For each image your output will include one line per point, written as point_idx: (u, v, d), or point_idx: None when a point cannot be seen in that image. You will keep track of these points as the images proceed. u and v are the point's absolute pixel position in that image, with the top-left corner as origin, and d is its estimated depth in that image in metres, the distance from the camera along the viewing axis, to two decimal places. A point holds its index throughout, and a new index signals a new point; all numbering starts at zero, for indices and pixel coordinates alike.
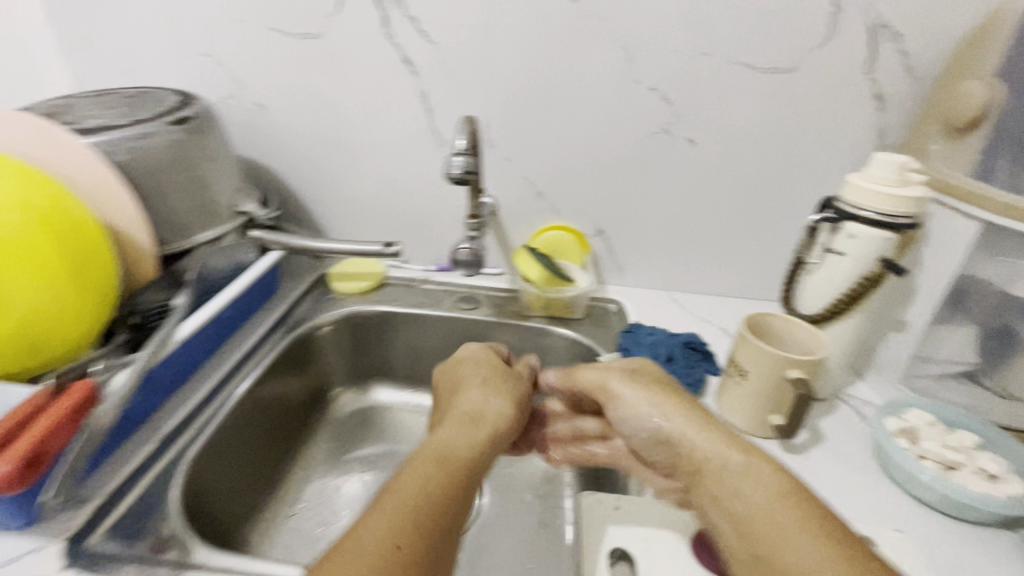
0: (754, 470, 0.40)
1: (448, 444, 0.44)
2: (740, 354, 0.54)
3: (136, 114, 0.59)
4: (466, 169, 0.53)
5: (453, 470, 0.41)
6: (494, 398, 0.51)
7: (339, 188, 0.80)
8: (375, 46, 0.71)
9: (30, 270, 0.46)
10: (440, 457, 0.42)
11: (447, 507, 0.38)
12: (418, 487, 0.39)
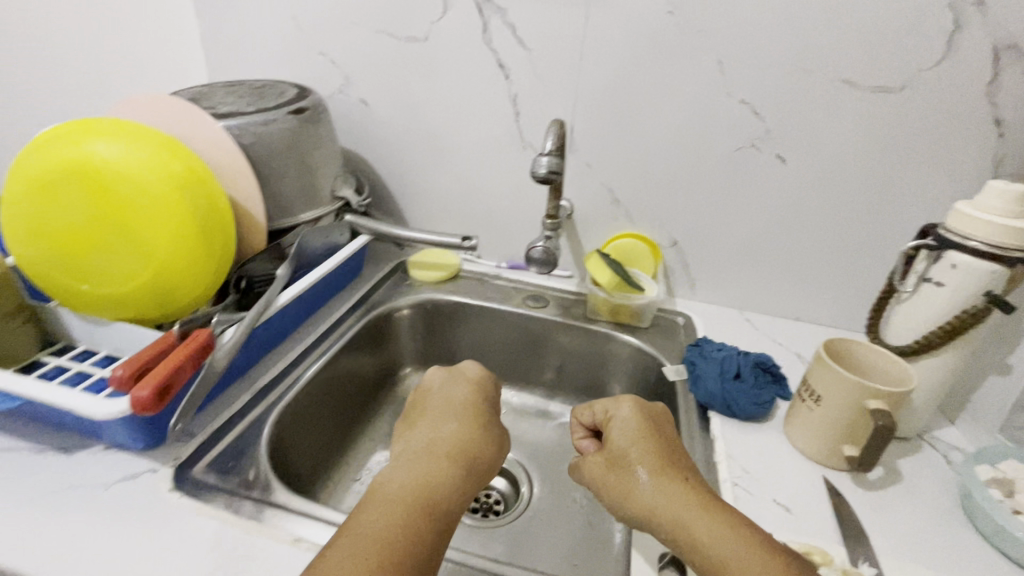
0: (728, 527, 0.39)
1: (428, 477, 0.42)
2: (812, 376, 0.53)
3: (262, 103, 0.66)
4: (552, 169, 0.54)
5: (431, 513, 0.40)
6: (473, 430, 0.48)
7: (425, 182, 0.86)
8: (472, 50, 0.75)
9: (162, 239, 0.54)
10: (416, 494, 0.41)
11: (417, 548, 0.37)
12: (370, 530, 0.38)
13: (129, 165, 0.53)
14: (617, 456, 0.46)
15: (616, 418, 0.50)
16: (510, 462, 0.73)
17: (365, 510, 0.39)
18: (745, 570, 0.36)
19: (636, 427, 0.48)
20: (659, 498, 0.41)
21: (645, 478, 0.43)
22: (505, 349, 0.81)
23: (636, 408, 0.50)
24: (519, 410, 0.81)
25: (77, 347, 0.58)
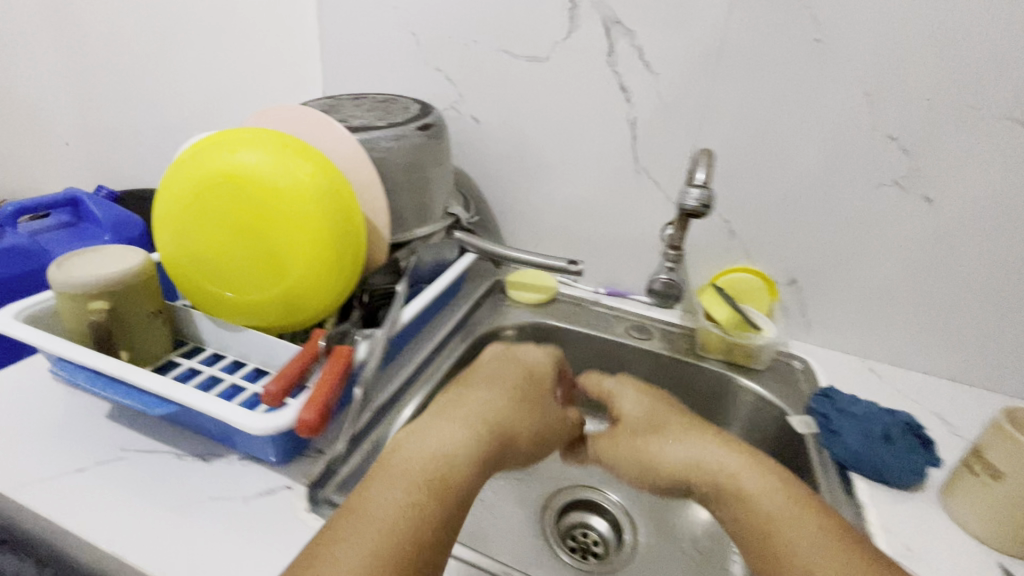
0: (765, 470, 0.49)
1: (444, 443, 0.44)
2: (989, 448, 0.48)
3: (390, 118, 0.66)
4: (703, 203, 0.51)
5: (441, 477, 0.42)
6: (539, 408, 0.54)
7: (529, 202, 0.84)
8: (594, 72, 0.73)
9: (298, 249, 0.55)
10: (428, 463, 0.42)
11: (441, 508, 0.40)
12: (377, 508, 0.39)
13: (262, 176, 0.53)
14: (641, 432, 0.56)
15: (626, 400, 0.60)
16: (608, 501, 0.70)
17: (393, 475, 0.41)
18: (774, 522, 0.45)
19: (659, 408, 0.58)
20: (688, 459, 0.51)
21: (672, 446, 0.53)
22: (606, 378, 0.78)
23: (642, 391, 0.60)
24: None
25: (206, 352, 0.59)
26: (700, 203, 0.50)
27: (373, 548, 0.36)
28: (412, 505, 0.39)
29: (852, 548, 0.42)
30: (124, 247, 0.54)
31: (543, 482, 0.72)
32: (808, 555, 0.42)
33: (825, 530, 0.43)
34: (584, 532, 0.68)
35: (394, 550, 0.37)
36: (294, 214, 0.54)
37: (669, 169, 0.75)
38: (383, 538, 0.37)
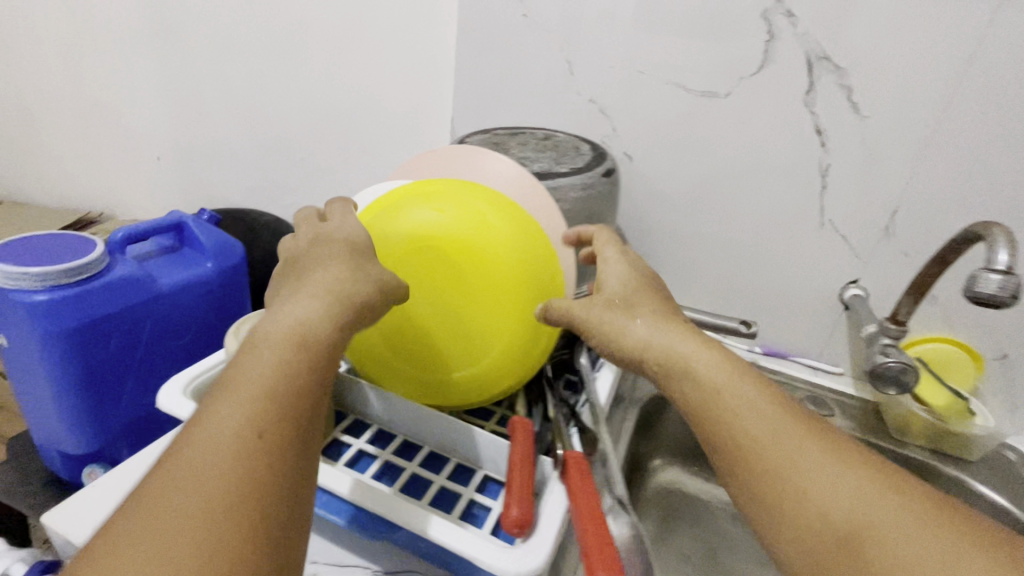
0: (815, 431, 0.36)
1: (302, 317, 0.37)
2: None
3: (568, 162, 0.59)
4: (1006, 291, 0.42)
5: (305, 349, 0.36)
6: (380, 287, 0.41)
7: (681, 249, 0.77)
8: (785, 110, 0.65)
9: (481, 307, 0.47)
10: (293, 332, 0.36)
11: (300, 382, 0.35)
12: (246, 382, 0.34)
13: (437, 224, 0.47)
14: (621, 310, 0.45)
15: (611, 281, 0.48)
16: None
17: (258, 347, 0.36)
18: (745, 418, 0.37)
19: (648, 286, 0.48)
20: (659, 331, 0.43)
21: (641, 325, 0.44)
22: None
23: (633, 270, 0.49)
24: None
25: (371, 428, 0.53)
26: (1004, 291, 0.42)
27: (243, 421, 0.32)
28: (266, 379, 0.34)
29: (890, 483, 0.33)
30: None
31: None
32: (823, 481, 0.33)
33: (822, 440, 0.35)
34: None
35: (249, 433, 0.32)
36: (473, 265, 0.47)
37: (862, 223, 0.66)
38: (260, 405, 0.33)
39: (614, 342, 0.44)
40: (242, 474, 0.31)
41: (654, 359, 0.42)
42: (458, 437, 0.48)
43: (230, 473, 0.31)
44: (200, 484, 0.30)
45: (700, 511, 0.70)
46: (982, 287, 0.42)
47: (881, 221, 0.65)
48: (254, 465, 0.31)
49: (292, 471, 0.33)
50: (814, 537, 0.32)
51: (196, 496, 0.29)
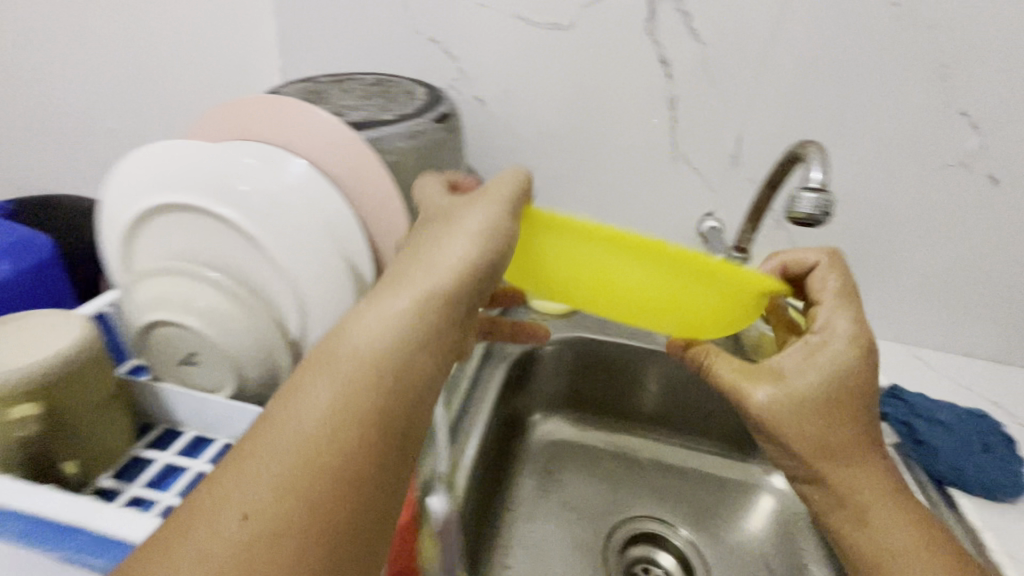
0: (879, 482, 0.43)
1: (393, 338, 0.34)
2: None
3: (395, 109, 0.52)
4: (822, 210, 0.42)
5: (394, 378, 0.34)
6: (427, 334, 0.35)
7: (547, 196, 0.75)
8: (630, 42, 0.62)
9: (630, 301, 0.42)
10: (375, 359, 0.34)
11: (388, 403, 0.34)
12: (300, 421, 0.32)
13: (645, 287, 0.40)
14: (466, 276, 0.36)
15: (445, 247, 0.37)
16: (661, 525, 0.64)
17: (313, 384, 0.33)
18: (824, 441, 0.42)
19: (495, 218, 0.37)
20: (473, 273, 0.36)
21: (459, 245, 0.37)
22: (646, 394, 0.71)
23: (499, 209, 0.37)
24: (659, 464, 0.70)
25: (185, 436, 0.45)
26: (819, 210, 0.42)
27: (260, 494, 0.30)
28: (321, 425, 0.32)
29: (930, 536, 0.42)
30: (42, 313, 0.40)
31: (593, 518, 0.64)
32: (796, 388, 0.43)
33: (832, 395, 0.42)
34: (648, 568, 0.62)
35: (339, 450, 0.32)
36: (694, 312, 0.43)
37: (713, 154, 0.66)
38: (279, 477, 0.30)
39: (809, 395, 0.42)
40: (260, 547, 0.29)
41: (805, 371, 0.43)
42: None
43: (268, 543, 0.29)
44: (214, 562, 0.28)
45: (584, 456, 0.71)
46: (800, 207, 0.42)
47: (730, 150, 0.66)
48: (351, 466, 0.32)
49: (344, 525, 0.31)
50: (825, 500, 0.44)
51: (209, 564, 0.28)
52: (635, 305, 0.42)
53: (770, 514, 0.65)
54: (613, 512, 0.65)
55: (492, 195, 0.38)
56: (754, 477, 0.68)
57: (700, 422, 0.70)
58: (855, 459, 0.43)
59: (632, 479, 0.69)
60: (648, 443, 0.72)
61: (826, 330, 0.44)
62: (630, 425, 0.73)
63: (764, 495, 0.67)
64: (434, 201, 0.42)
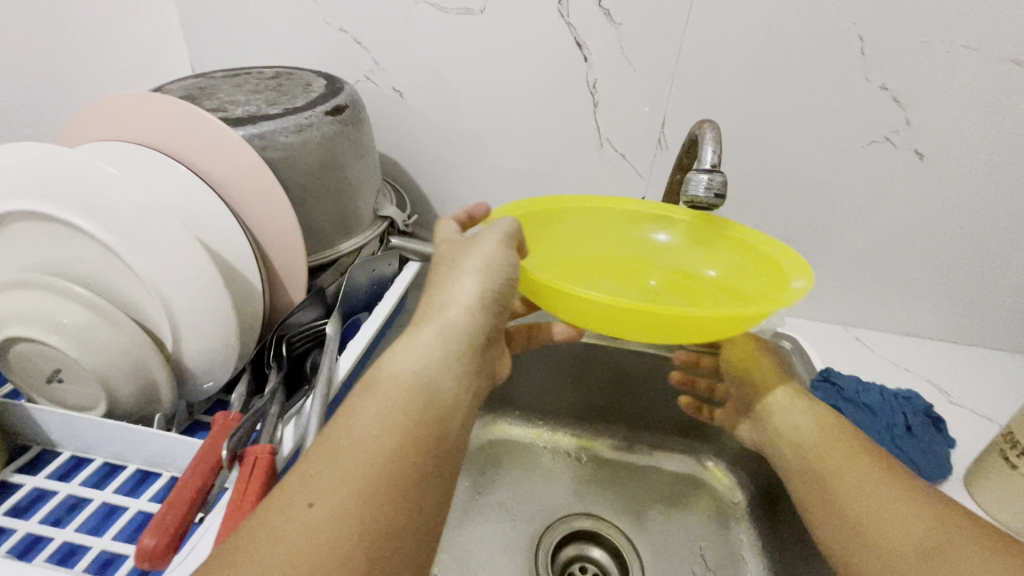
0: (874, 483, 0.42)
1: (428, 367, 0.39)
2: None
3: (285, 102, 0.49)
4: (714, 191, 0.40)
5: (424, 399, 0.37)
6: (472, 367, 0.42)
7: (478, 189, 0.73)
8: (543, 26, 0.60)
9: (645, 320, 0.41)
10: (416, 385, 0.38)
11: (427, 416, 0.37)
12: (360, 425, 0.34)
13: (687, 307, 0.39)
14: (478, 311, 0.43)
15: (457, 288, 0.44)
16: (598, 523, 0.63)
17: (369, 398, 0.36)
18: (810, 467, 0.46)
19: (501, 259, 0.45)
20: (486, 306, 0.44)
21: (468, 286, 0.43)
22: (588, 387, 0.70)
23: (505, 246, 0.45)
24: (600, 458, 0.69)
25: (61, 456, 0.43)
26: (710, 191, 0.40)
27: (336, 485, 0.31)
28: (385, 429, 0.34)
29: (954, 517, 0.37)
30: None
31: (529, 518, 0.63)
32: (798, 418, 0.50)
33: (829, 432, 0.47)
34: (583, 566, 0.60)
35: (398, 452, 0.34)
36: (775, 283, 0.47)
37: (637, 140, 0.65)
38: (353, 470, 0.32)
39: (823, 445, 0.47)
40: (339, 535, 0.29)
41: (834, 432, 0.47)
42: (160, 447, 0.41)
43: (353, 535, 0.30)
44: (288, 548, 0.28)
45: (524, 454, 0.69)
46: (692, 189, 0.40)
47: (655, 135, 0.64)
48: (411, 469, 0.34)
49: (394, 522, 0.32)
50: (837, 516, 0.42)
51: (286, 554, 0.28)
52: (622, 320, 0.42)
53: (707, 506, 0.64)
54: (548, 508, 0.64)
55: (498, 232, 0.46)
56: (695, 469, 0.68)
57: (645, 414, 0.70)
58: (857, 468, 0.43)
59: (572, 476, 0.67)
60: (590, 438, 0.71)
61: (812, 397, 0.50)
62: (572, 420, 0.72)
63: (703, 487, 0.66)
64: (452, 241, 0.49)
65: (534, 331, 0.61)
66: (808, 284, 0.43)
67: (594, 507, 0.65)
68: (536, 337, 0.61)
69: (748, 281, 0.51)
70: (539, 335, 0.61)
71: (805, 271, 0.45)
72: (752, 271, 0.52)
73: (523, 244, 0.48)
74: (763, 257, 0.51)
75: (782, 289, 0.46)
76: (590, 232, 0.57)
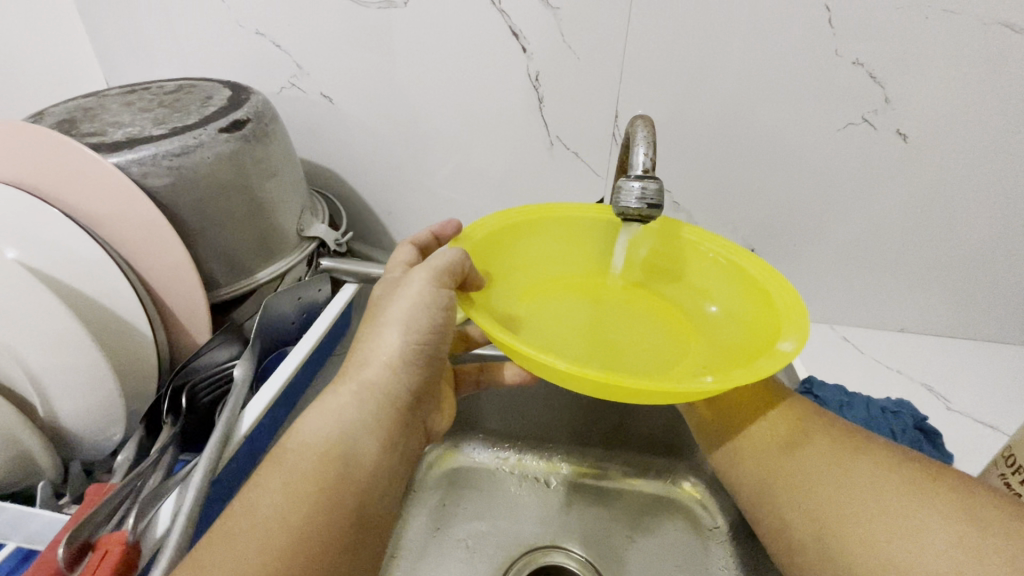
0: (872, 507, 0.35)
1: (345, 431, 0.34)
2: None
3: (175, 120, 0.44)
4: (650, 199, 0.34)
5: (342, 466, 0.32)
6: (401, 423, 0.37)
7: (425, 197, 0.67)
8: (473, 16, 0.54)
9: (625, 393, 0.33)
10: (332, 450, 0.32)
11: (345, 485, 0.32)
12: (268, 502, 0.29)
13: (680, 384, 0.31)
14: (402, 367, 0.37)
15: (380, 339, 0.37)
16: (565, 557, 0.57)
17: (279, 469, 0.31)
18: (800, 501, 0.39)
19: (428, 304, 0.37)
20: (413, 359, 0.38)
21: (390, 337, 0.37)
22: (552, 406, 0.64)
23: (435, 284, 0.37)
24: (569, 482, 0.64)
25: None
26: (646, 200, 0.34)
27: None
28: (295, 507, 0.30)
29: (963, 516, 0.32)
30: None
31: (492, 553, 0.57)
32: (825, 453, 0.39)
33: (824, 456, 0.39)
34: None
35: (303, 540, 0.29)
36: (771, 334, 0.38)
37: (589, 135, 0.59)
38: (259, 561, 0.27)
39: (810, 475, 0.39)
40: None
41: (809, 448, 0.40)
42: (41, 521, 0.35)
43: None
44: None
45: (485, 482, 0.64)
46: (625, 199, 0.35)
47: (608, 129, 0.58)
48: (315, 555, 0.29)
49: None
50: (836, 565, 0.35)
51: None
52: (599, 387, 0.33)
53: (681, 531, 0.59)
54: (510, 541, 0.58)
55: (430, 267, 0.38)
56: (668, 491, 0.63)
57: (617, 432, 0.64)
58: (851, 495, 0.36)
59: (539, 503, 0.62)
60: (557, 460, 0.66)
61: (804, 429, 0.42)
62: (538, 443, 0.66)
63: (677, 510, 0.61)
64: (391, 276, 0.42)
65: (485, 373, 0.53)
66: (795, 349, 0.34)
67: (563, 538, 0.59)
68: (485, 381, 0.53)
69: (748, 327, 0.42)
70: (488, 378, 0.54)
71: (801, 324, 0.36)
72: (747, 310, 0.43)
73: (469, 274, 0.40)
74: (762, 296, 0.42)
75: (768, 348, 0.37)
76: (569, 247, 0.49)
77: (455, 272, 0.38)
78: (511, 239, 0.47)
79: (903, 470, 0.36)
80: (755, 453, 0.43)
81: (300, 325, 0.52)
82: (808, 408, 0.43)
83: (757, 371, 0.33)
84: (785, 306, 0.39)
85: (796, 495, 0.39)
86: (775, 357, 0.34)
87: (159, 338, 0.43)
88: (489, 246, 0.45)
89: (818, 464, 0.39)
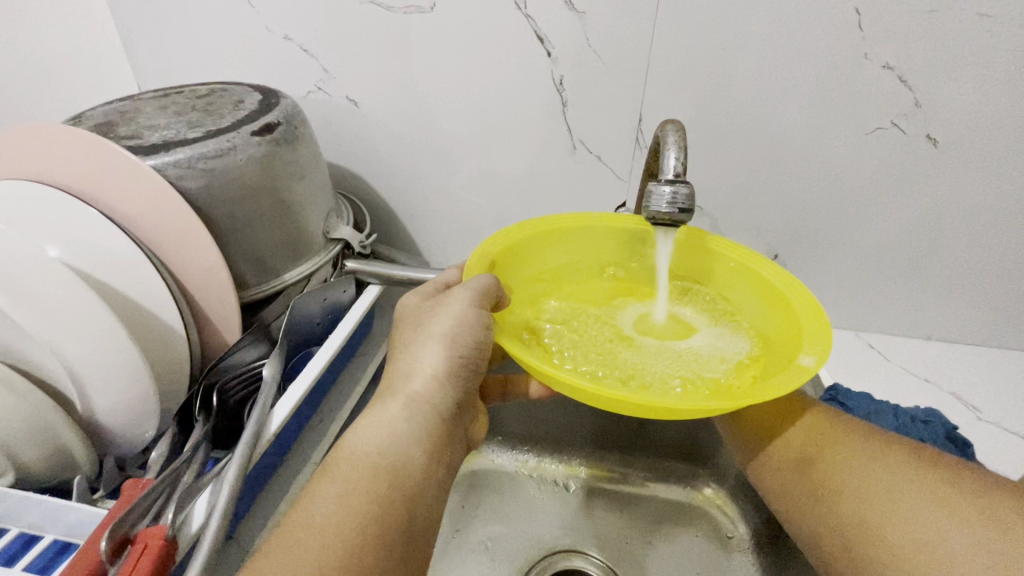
0: (908, 501, 0.35)
1: (395, 441, 0.34)
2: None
3: (208, 123, 0.44)
4: (682, 204, 0.34)
5: (393, 477, 0.33)
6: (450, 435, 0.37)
7: (447, 201, 0.68)
8: (499, 21, 0.54)
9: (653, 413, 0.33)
10: (382, 462, 0.33)
11: (397, 494, 0.32)
12: (326, 510, 0.30)
13: (705, 403, 0.31)
14: (447, 379, 0.38)
15: (420, 356, 0.38)
16: (583, 561, 0.57)
17: (328, 483, 0.32)
18: (836, 508, 0.38)
19: (469, 322, 0.38)
20: (456, 371, 0.38)
21: (433, 352, 0.38)
22: (571, 411, 0.64)
23: (475, 308, 0.38)
24: (588, 486, 0.64)
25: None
26: (677, 205, 0.34)
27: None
28: (349, 515, 0.30)
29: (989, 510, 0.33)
30: None
31: (511, 557, 0.57)
32: (883, 484, 0.37)
33: (858, 459, 0.39)
34: None
35: (359, 548, 0.29)
36: (792, 348, 0.38)
37: (613, 139, 0.59)
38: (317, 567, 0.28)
39: (842, 478, 0.39)
40: None
41: (840, 450, 0.40)
42: (79, 514, 0.36)
43: None
44: None
45: (505, 485, 0.64)
46: (657, 203, 0.35)
47: (632, 133, 0.58)
48: (373, 565, 0.29)
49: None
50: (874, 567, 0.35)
51: None
52: (625, 408, 0.33)
53: (701, 538, 0.59)
54: (530, 544, 0.58)
55: (470, 288, 0.38)
56: (687, 496, 0.62)
57: (637, 438, 0.64)
58: (887, 493, 0.36)
59: (558, 507, 0.62)
60: (575, 464, 0.66)
61: (836, 432, 0.41)
62: (558, 446, 0.66)
63: (697, 516, 0.60)
64: (423, 294, 0.43)
65: (510, 385, 0.52)
66: (817, 364, 0.34)
67: (583, 544, 0.59)
68: (510, 393, 0.52)
69: (770, 340, 0.42)
70: (514, 391, 0.52)
71: (823, 338, 0.36)
72: (772, 324, 0.43)
73: (502, 300, 0.40)
74: (787, 307, 0.42)
75: (789, 363, 0.36)
76: (586, 251, 0.50)
77: (493, 297, 0.39)
78: (527, 250, 0.47)
79: (947, 484, 0.35)
80: (781, 466, 0.43)
81: (324, 327, 0.53)
82: (839, 423, 0.42)
83: (778, 389, 0.32)
84: (806, 321, 0.39)
85: (834, 510, 0.38)
86: (795, 371, 0.34)
87: (192, 337, 0.44)
88: (506, 259, 0.45)
89: (851, 479, 0.38)
